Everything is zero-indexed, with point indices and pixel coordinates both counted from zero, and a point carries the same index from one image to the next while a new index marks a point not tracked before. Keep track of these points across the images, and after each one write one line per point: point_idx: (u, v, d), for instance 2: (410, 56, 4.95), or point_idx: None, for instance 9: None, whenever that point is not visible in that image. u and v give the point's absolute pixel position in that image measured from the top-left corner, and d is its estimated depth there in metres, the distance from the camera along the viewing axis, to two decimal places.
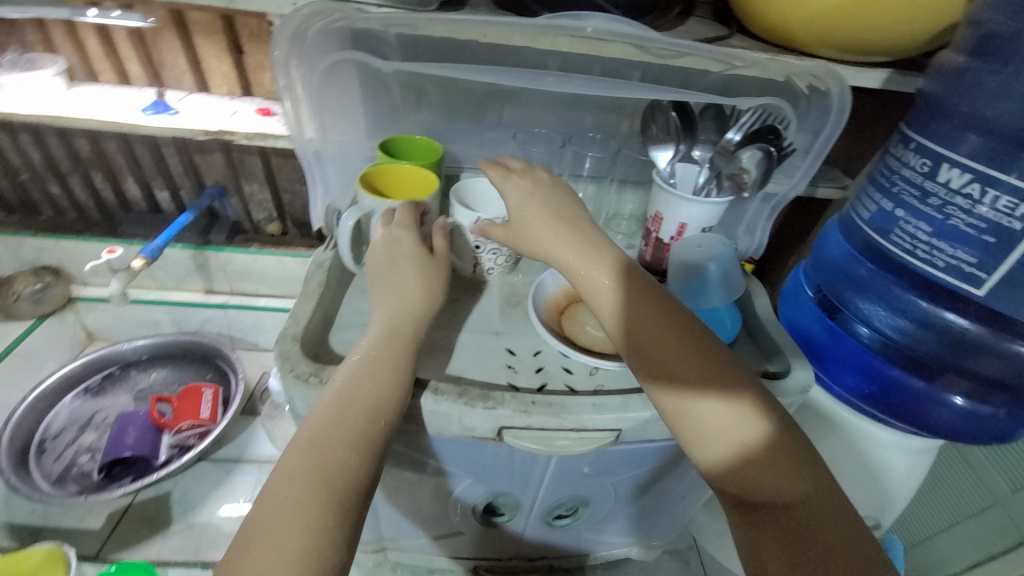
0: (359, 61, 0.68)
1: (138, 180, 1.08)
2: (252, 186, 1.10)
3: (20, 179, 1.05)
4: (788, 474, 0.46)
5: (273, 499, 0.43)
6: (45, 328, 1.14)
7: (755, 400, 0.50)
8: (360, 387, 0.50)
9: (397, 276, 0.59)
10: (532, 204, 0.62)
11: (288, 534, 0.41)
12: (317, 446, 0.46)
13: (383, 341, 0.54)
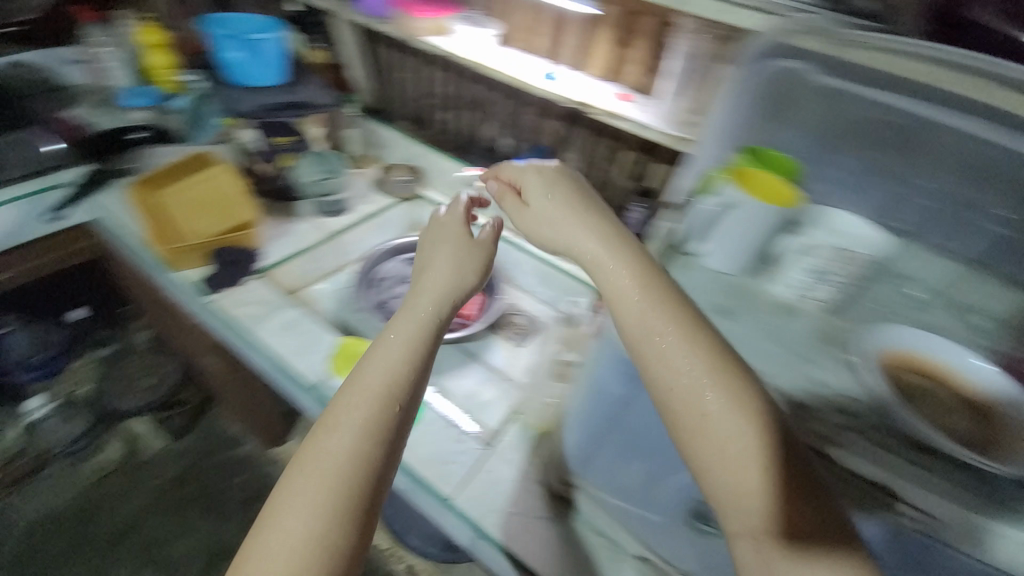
0: (784, 71, 0.70)
1: (498, 124, 1.36)
2: (573, 156, 1.28)
3: (431, 101, 1.45)
4: (814, 531, 0.52)
5: (307, 473, 0.63)
6: (399, 208, 1.45)
7: (786, 463, 0.53)
8: (379, 371, 0.71)
9: (435, 250, 0.86)
10: (556, 194, 0.79)
11: (317, 505, 0.60)
12: (336, 432, 0.66)
13: (404, 329, 0.76)
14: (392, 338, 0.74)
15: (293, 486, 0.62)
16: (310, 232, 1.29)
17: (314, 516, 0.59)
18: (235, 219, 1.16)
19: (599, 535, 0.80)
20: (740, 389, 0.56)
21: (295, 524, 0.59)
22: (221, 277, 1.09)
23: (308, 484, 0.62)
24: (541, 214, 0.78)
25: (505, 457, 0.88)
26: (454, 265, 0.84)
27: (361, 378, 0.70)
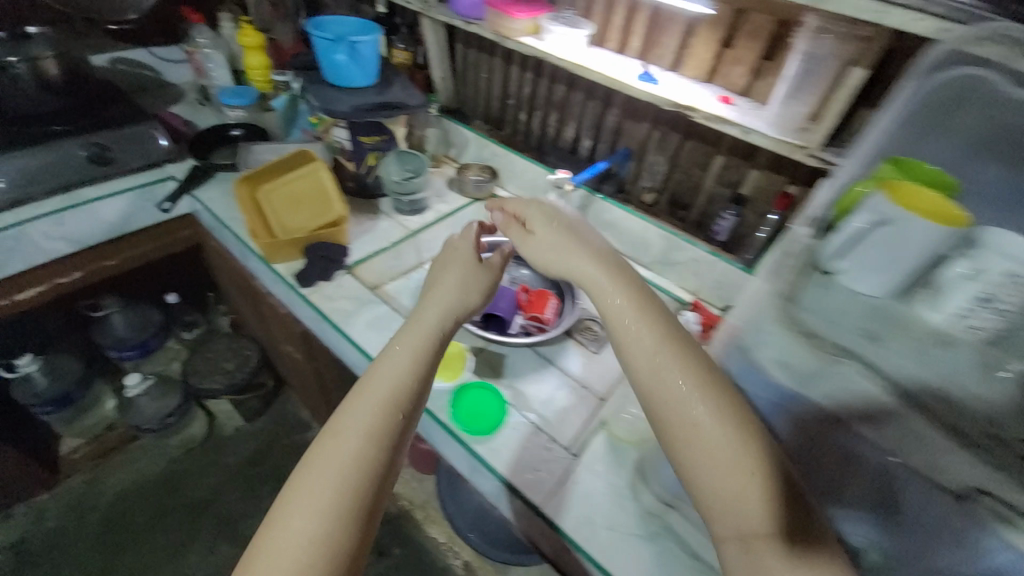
0: (964, 80, 0.59)
1: (577, 125, 1.34)
2: (659, 158, 1.23)
3: (508, 102, 1.45)
4: (802, 545, 0.51)
5: (316, 474, 0.66)
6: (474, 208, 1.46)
7: (764, 475, 0.54)
8: (389, 378, 0.76)
9: (445, 269, 0.95)
10: (560, 223, 0.87)
11: (325, 501, 0.63)
12: (346, 434, 0.69)
13: (413, 340, 0.82)
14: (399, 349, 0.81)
15: (304, 484, 0.65)
16: (391, 230, 1.31)
17: (321, 512, 0.62)
18: (322, 216, 1.18)
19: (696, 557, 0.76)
20: (720, 405, 0.58)
21: (304, 518, 0.62)
22: (313, 271, 1.11)
23: (318, 482, 0.65)
24: (548, 237, 0.86)
25: (594, 468, 0.86)
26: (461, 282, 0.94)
27: (371, 385, 0.76)
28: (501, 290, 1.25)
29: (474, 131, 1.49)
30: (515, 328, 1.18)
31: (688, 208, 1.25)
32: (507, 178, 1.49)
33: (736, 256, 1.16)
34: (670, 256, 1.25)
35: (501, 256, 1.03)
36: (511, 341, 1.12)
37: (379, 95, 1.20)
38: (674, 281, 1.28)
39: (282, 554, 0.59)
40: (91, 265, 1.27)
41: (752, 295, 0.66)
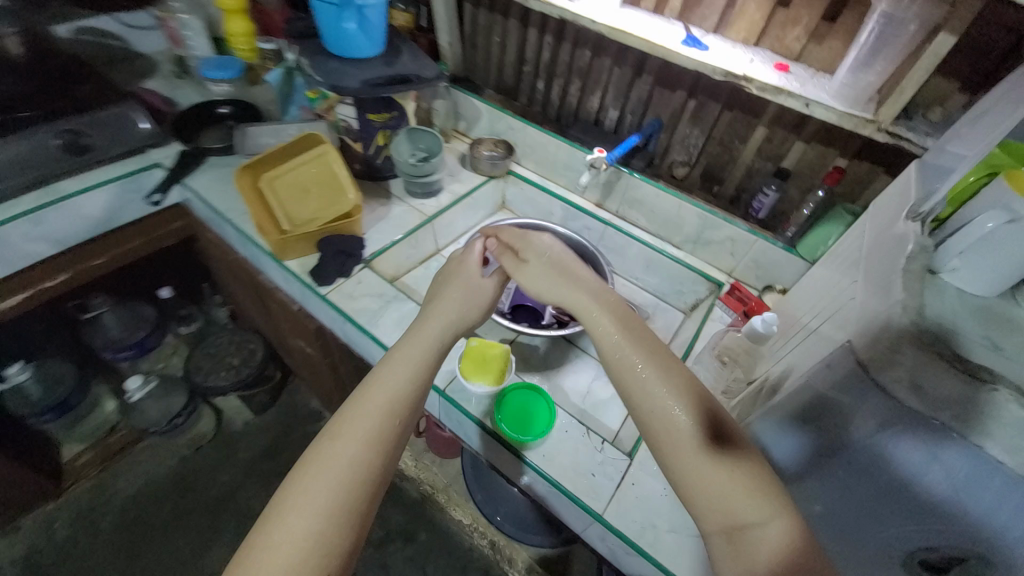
0: None
1: (602, 95, 1.24)
2: (693, 130, 1.15)
3: (523, 69, 1.33)
4: (785, 536, 0.52)
5: (308, 475, 0.64)
6: (490, 187, 1.38)
7: (748, 470, 0.57)
8: (387, 385, 0.74)
9: (447, 282, 0.91)
10: (554, 255, 0.90)
11: (316, 503, 0.61)
12: (340, 438, 0.67)
13: (416, 347, 0.79)
14: (396, 355, 0.79)
15: (296, 486, 0.63)
16: (406, 216, 1.21)
17: (312, 515, 0.61)
18: (332, 207, 1.08)
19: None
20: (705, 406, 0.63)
21: (293, 518, 0.60)
22: (330, 267, 1.02)
23: (310, 484, 0.63)
24: (543, 266, 0.88)
25: (650, 467, 0.82)
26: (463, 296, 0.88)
27: (368, 389, 0.74)
28: None
29: (487, 102, 1.37)
30: (548, 318, 1.12)
31: (723, 183, 1.18)
32: (524, 152, 1.39)
33: (775, 234, 1.11)
34: (704, 235, 1.19)
35: (498, 275, 0.96)
36: (547, 335, 1.05)
37: (389, 66, 1.08)
38: (707, 260, 1.23)
39: (270, 556, 0.58)
40: (79, 266, 1.15)
41: (843, 293, 0.61)
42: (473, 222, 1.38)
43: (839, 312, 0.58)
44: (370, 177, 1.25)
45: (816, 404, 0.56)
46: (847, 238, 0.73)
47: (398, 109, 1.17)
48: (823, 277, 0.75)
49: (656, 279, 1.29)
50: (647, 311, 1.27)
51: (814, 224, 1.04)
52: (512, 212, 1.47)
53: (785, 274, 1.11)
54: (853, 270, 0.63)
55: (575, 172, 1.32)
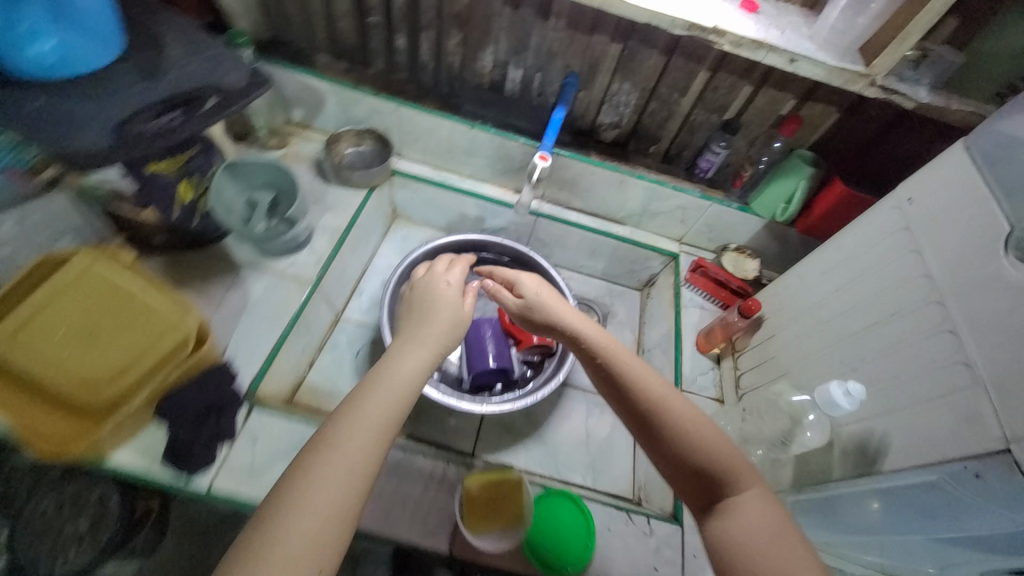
0: None
1: (496, 50, 0.90)
2: (623, 84, 0.90)
3: (370, 22, 0.90)
4: (756, 501, 0.50)
5: (320, 468, 0.43)
6: (374, 201, 1.01)
7: (709, 457, 0.53)
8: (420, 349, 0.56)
9: (422, 304, 0.64)
10: (549, 299, 0.70)
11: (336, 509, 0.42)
12: (328, 447, 0.45)
13: (431, 327, 0.59)
14: (405, 346, 0.56)
15: (306, 480, 0.43)
16: (276, 292, 0.82)
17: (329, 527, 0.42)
18: (151, 321, 0.65)
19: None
20: (661, 399, 0.56)
21: (303, 537, 0.40)
22: (192, 446, 0.64)
23: (327, 479, 0.43)
24: (538, 313, 0.70)
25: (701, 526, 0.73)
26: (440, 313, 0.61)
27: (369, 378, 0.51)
28: (480, 324, 0.89)
29: (332, 82, 0.94)
30: (518, 370, 0.91)
31: (659, 141, 0.99)
32: (405, 141, 1.02)
33: (725, 192, 0.99)
34: (650, 207, 1.03)
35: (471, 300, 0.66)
36: (533, 401, 0.82)
37: (151, 78, 0.61)
38: (654, 232, 1.08)
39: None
40: None
41: (930, 345, 0.51)
42: (367, 254, 1.02)
43: (944, 380, 0.49)
44: (195, 248, 0.80)
45: (932, 492, 0.48)
46: (871, 236, 0.63)
47: (201, 141, 0.72)
48: (848, 284, 0.65)
49: (604, 262, 1.12)
50: (605, 302, 1.12)
51: (770, 179, 0.92)
52: (410, 219, 1.13)
53: (740, 232, 1.03)
54: (929, 309, 0.52)
55: (483, 158, 1.01)
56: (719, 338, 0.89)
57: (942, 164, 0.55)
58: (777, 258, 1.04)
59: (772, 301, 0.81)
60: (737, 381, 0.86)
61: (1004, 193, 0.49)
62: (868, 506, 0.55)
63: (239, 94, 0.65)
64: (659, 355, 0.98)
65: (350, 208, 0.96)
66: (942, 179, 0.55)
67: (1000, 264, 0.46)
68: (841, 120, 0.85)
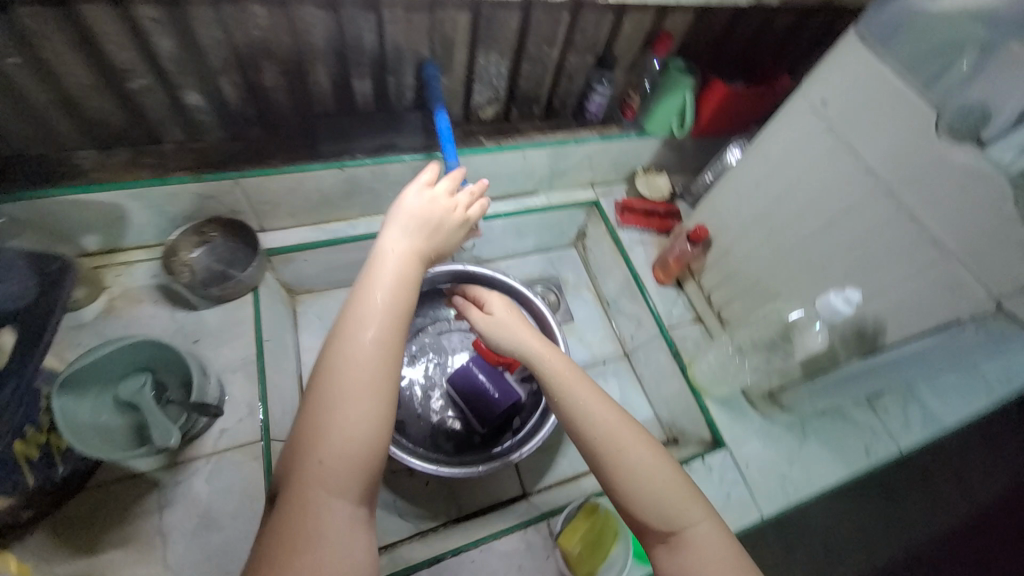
0: None
1: (328, 66, 0.71)
2: (488, 56, 0.78)
3: (138, 88, 0.64)
4: (708, 522, 0.50)
5: (345, 366, 0.46)
6: (265, 299, 0.80)
7: (656, 495, 0.51)
8: (413, 243, 0.55)
9: (413, 214, 0.57)
10: (516, 329, 0.65)
11: (372, 400, 0.45)
12: (353, 379, 0.45)
13: (420, 236, 0.56)
14: (400, 260, 0.53)
15: (332, 416, 0.44)
16: (224, 475, 0.64)
17: (371, 418, 0.44)
18: None
19: (866, 448, 0.82)
20: (613, 438, 0.54)
21: (351, 427, 0.44)
22: None
23: (353, 383, 0.45)
24: (501, 332, 0.67)
25: (740, 438, 0.81)
26: (426, 230, 0.57)
27: (372, 291, 0.50)
28: (467, 370, 0.82)
29: (131, 185, 0.68)
30: (524, 393, 0.83)
31: (540, 99, 0.91)
32: (264, 213, 0.81)
33: (620, 126, 0.96)
34: (558, 167, 0.97)
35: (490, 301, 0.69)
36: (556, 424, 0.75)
37: None
38: (568, 188, 1.04)
39: (327, 481, 0.42)
40: None
41: (893, 233, 0.57)
42: (292, 359, 0.84)
43: (914, 260, 0.56)
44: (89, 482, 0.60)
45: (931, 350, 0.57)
46: (792, 141, 0.66)
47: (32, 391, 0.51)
48: (787, 190, 0.69)
49: (533, 237, 1.06)
50: (551, 274, 1.08)
51: (655, 103, 0.92)
52: (313, 290, 0.94)
53: (642, 155, 1.02)
54: (881, 200, 0.57)
55: (368, 192, 0.85)
56: (675, 268, 0.92)
57: (840, 60, 0.58)
58: (678, 164, 1.07)
59: (711, 220, 0.85)
60: (706, 299, 0.91)
61: (913, 80, 0.53)
62: (878, 370, 0.64)
63: (33, 306, 0.51)
64: (628, 304, 0.99)
65: (246, 324, 0.76)
66: (849, 76, 0.58)
67: (939, 150, 0.51)
68: (700, 22, 0.85)
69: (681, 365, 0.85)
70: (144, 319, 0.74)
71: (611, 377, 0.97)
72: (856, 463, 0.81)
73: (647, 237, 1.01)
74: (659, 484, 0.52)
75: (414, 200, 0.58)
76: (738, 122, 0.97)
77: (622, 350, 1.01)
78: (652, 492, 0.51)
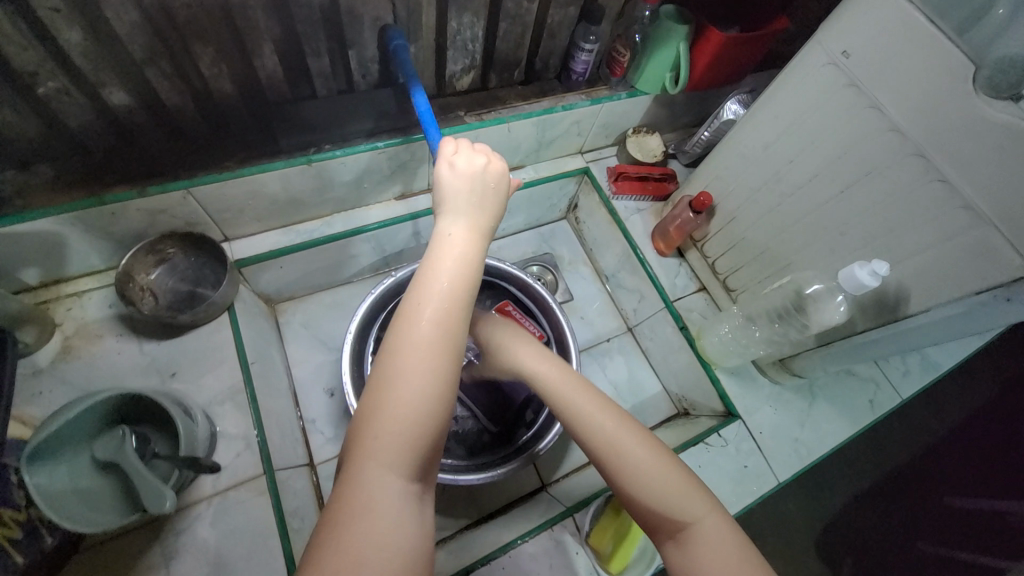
0: None
1: (277, 48, 0.61)
2: (460, 18, 0.68)
3: (48, 93, 0.53)
4: (710, 514, 0.48)
5: (404, 348, 0.39)
6: (243, 317, 0.73)
7: (662, 492, 0.48)
8: (477, 219, 0.46)
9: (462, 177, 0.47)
10: (506, 343, 0.62)
11: (435, 389, 0.39)
12: (414, 355, 0.39)
13: (473, 202, 0.46)
14: (460, 234, 0.45)
15: (392, 391, 0.38)
16: (226, 516, 0.60)
17: (434, 408, 0.39)
18: None
19: (870, 401, 0.84)
20: (611, 437, 0.51)
21: (411, 406, 0.38)
22: None
23: (413, 357, 0.39)
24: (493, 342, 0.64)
25: (752, 405, 0.81)
26: (477, 197, 0.47)
27: (426, 268, 0.43)
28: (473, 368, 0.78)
29: (67, 210, 0.59)
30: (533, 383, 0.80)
31: (521, 62, 0.82)
32: (227, 222, 0.72)
33: (609, 86, 0.88)
34: (546, 138, 0.89)
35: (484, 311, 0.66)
36: None
37: None
38: (556, 159, 0.96)
39: (386, 463, 0.37)
40: None
41: (921, 196, 0.53)
42: (282, 376, 0.78)
43: (942, 225, 0.53)
44: (81, 544, 0.55)
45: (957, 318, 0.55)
46: (806, 99, 0.61)
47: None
48: (800, 153, 0.64)
49: (523, 214, 1.00)
50: (545, 251, 1.03)
51: (646, 58, 0.84)
52: (294, 297, 0.87)
53: (633, 116, 0.95)
54: (908, 161, 0.53)
55: (340, 186, 0.76)
56: (677, 238, 0.88)
57: (864, 6, 0.52)
58: (669, 121, 1.00)
59: (714, 185, 0.80)
60: (710, 267, 0.88)
61: (945, 28, 0.47)
62: (895, 337, 0.63)
63: None
64: (628, 278, 0.95)
65: (226, 348, 0.69)
66: (872, 24, 0.52)
67: (976, 106, 0.46)
68: None
69: (689, 338, 0.83)
70: (109, 356, 0.66)
71: (617, 354, 0.95)
72: (862, 418, 0.83)
73: (643, 204, 0.96)
74: (658, 478, 0.49)
75: (476, 166, 0.48)
76: (733, 73, 0.89)
77: (625, 324, 0.98)
78: (659, 489, 0.49)
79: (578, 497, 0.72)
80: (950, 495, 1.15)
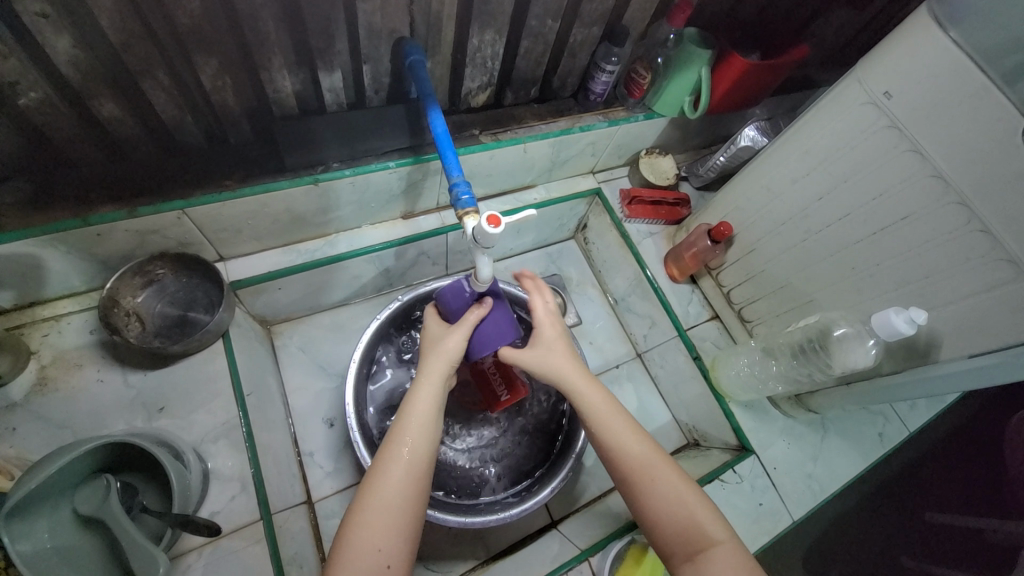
0: None
1: (283, 61, 0.56)
2: (482, 35, 0.64)
3: (27, 104, 0.47)
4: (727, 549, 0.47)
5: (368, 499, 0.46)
6: (239, 343, 0.68)
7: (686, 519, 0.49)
8: (433, 385, 0.54)
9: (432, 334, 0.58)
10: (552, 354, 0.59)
11: (390, 525, 0.45)
12: (379, 490, 0.47)
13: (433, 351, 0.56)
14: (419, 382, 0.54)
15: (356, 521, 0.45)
16: (215, 566, 0.54)
17: (385, 539, 0.45)
18: None
19: (879, 434, 0.84)
20: (647, 464, 0.52)
21: (370, 532, 0.45)
22: None
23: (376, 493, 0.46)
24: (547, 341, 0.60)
25: (764, 438, 0.79)
26: (434, 347, 0.57)
27: (397, 416, 0.52)
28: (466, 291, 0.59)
29: (46, 231, 0.53)
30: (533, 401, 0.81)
31: (539, 80, 0.78)
32: (223, 242, 0.67)
33: (626, 107, 0.85)
34: (559, 158, 0.85)
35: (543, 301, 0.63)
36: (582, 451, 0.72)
37: None
38: (567, 178, 0.93)
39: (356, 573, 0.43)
40: None
41: (961, 245, 0.52)
42: (278, 406, 0.73)
43: (984, 274, 0.51)
44: None
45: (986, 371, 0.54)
46: (841, 137, 0.59)
47: None
48: (832, 191, 0.62)
49: (533, 234, 0.96)
50: (553, 273, 1.00)
51: (667, 81, 0.80)
52: (292, 318, 0.82)
53: (648, 137, 0.92)
54: (948, 209, 0.52)
55: (346, 206, 0.71)
56: (691, 265, 0.86)
57: (914, 50, 0.50)
58: (681, 142, 0.98)
59: (733, 215, 0.78)
60: (724, 296, 0.86)
61: (1000, 77, 0.45)
62: (924, 384, 0.61)
63: None
64: (639, 303, 0.92)
65: (220, 380, 0.64)
66: (919, 67, 0.50)
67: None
68: None
69: (704, 369, 0.81)
70: (91, 388, 0.60)
71: (626, 381, 0.92)
72: (871, 452, 0.82)
73: (654, 228, 0.94)
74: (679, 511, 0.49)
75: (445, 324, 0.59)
76: (751, 98, 0.87)
77: (634, 350, 0.96)
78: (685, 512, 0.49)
79: (590, 534, 0.69)
80: (934, 510, 1.14)
